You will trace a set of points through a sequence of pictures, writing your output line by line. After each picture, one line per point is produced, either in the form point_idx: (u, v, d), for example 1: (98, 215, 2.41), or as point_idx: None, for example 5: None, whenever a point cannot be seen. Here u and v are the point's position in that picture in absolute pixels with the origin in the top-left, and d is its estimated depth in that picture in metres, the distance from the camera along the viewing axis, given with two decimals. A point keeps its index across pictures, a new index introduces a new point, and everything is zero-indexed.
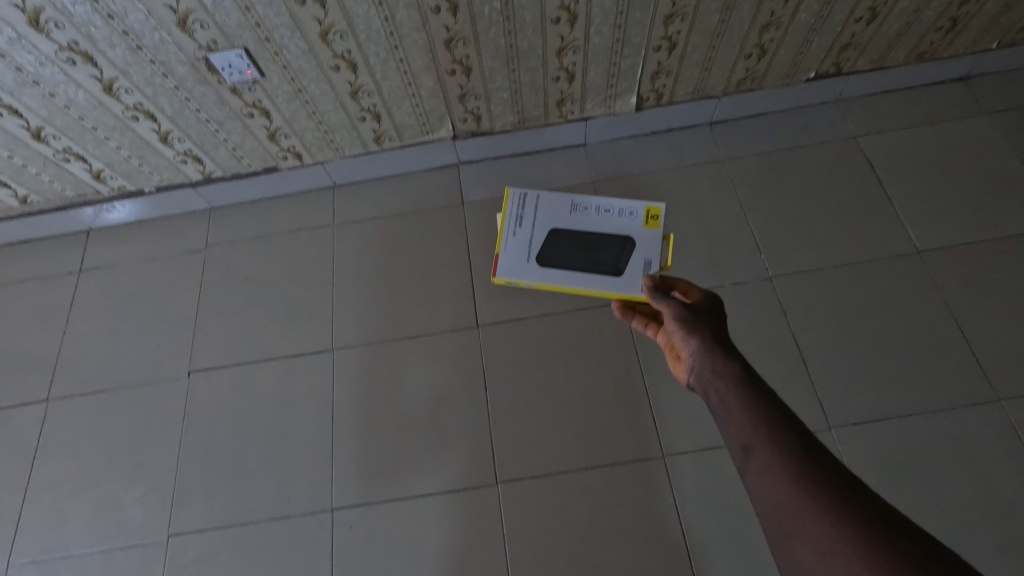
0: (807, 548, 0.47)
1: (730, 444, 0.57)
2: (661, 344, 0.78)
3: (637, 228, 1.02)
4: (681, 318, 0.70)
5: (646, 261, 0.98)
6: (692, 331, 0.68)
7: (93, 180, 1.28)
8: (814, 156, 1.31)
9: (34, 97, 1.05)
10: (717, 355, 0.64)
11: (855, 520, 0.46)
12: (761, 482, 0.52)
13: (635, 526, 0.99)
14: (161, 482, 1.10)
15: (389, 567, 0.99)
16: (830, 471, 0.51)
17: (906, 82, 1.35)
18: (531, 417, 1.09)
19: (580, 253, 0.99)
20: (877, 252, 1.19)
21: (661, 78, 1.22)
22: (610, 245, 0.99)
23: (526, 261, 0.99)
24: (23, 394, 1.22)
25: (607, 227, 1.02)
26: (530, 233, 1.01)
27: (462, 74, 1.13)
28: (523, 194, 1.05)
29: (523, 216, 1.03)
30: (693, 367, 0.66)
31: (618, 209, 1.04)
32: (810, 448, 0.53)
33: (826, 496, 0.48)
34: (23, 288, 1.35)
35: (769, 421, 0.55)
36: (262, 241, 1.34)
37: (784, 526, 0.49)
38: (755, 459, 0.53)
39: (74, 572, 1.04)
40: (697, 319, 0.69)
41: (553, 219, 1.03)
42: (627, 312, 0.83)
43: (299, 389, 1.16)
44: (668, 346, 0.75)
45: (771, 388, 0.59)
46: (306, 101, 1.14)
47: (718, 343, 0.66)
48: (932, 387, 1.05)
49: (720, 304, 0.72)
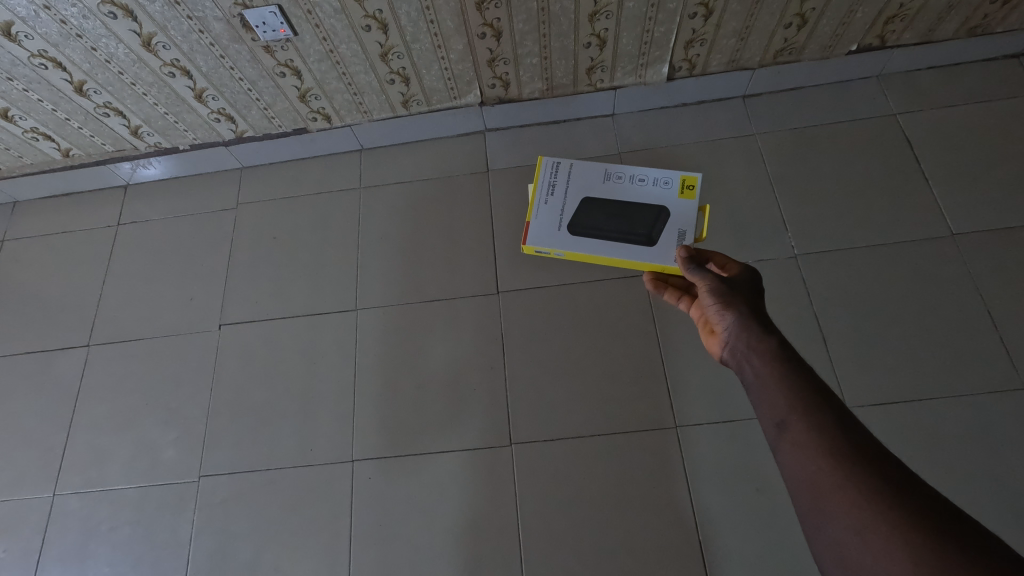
0: (838, 524, 0.47)
1: (763, 418, 0.57)
2: (694, 317, 0.79)
3: (673, 197, 0.92)
4: (716, 292, 0.70)
5: (682, 232, 0.89)
6: (729, 305, 0.68)
7: (131, 136, 1.32)
8: (851, 133, 1.27)
9: (77, 50, 1.08)
10: (753, 331, 0.64)
11: (887, 496, 0.46)
12: (795, 457, 0.52)
13: (643, 491, 1.01)
14: (192, 427, 1.16)
15: (405, 516, 1.04)
16: (866, 448, 0.50)
17: (954, 58, 1.30)
18: (547, 382, 1.11)
19: (614, 224, 0.91)
20: (910, 233, 1.16)
21: (695, 46, 1.19)
22: (644, 216, 0.92)
23: (557, 230, 0.92)
24: (66, 339, 1.29)
25: (641, 196, 0.93)
26: (561, 203, 0.94)
27: (492, 38, 1.12)
28: (555, 161, 0.97)
29: (553, 184, 0.95)
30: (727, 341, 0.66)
31: (653, 178, 0.95)
32: (846, 425, 0.52)
33: (859, 473, 0.48)
34: (65, 239, 1.41)
35: (805, 398, 0.55)
36: (291, 201, 1.37)
37: (815, 500, 0.49)
38: (788, 433, 0.54)
39: (114, 505, 1.11)
40: (733, 294, 0.69)
41: (585, 187, 0.95)
42: (659, 284, 0.87)
43: (324, 345, 1.20)
44: (701, 320, 0.75)
45: (807, 364, 0.59)
46: (337, 62, 1.15)
47: (755, 318, 0.66)
48: (957, 372, 1.04)
49: (757, 278, 0.72)
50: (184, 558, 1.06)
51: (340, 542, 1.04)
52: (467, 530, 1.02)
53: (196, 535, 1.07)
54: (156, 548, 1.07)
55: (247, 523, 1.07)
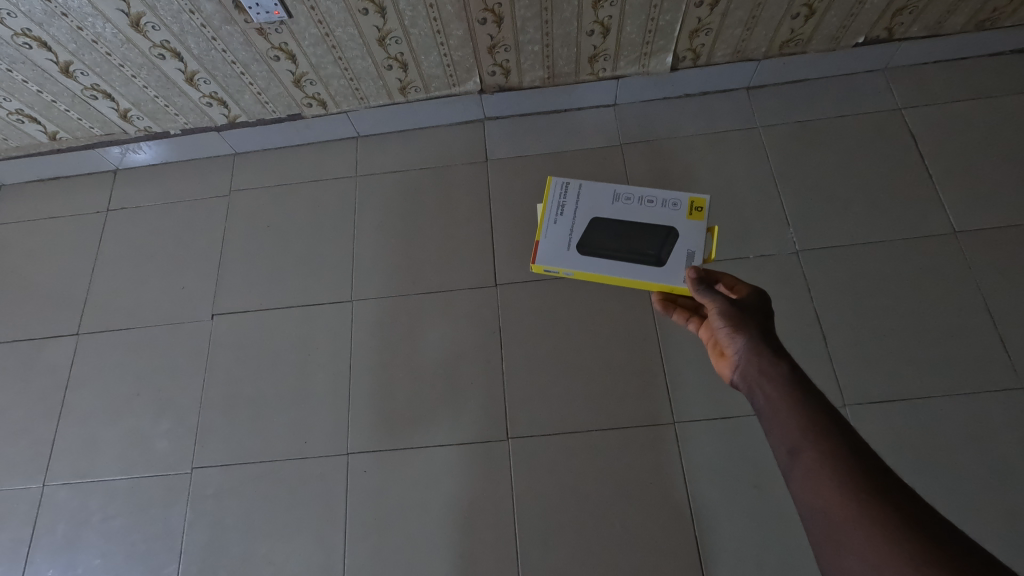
0: (853, 557, 0.46)
1: (775, 446, 0.56)
2: (704, 339, 0.78)
3: (681, 219, 0.93)
4: (726, 315, 0.69)
5: (690, 253, 0.90)
6: (739, 329, 0.67)
7: (120, 120, 1.29)
8: (855, 127, 1.26)
9: (62, 29, 1.04)
10: (765, 355, 0.63)
11: (903, 528, 0.45)
12: (808, 486, 0.51)
13: (640, 487, 1.01)
14: (185, 418, 1.15)
15: (401, 510, 1.03)
16: (882, 477, 0.49)
17: (961, 52, 1.28)
18: (544, 376, 1.10)
19: (623, 244, 0.92)
20: (913, 230, 1.15)
21: (700, 36, 1.16)
22: (653, 238, 0.92)
23: (566, 250, 0.93)
24: (55, 327, 1.26)
25: (649, 218, 0.94)
26: (571, 222, 0.95)
27: (493, 24, 1.09)
28: (564, 183, 0.98)
29: (562, 205, 0.96)
30: (739, 365, 0.65)
31: (662, 200, 0.96)
32: (861, 453, 0.52)
33: (875, 503, 0.47)
34: (53, 224, 1.38)
35: (819, 426, 0.54)
36: (285, 189, 1.34)
37: (830, 531, 0.48)
38: (801, 460, 0.53)
39: (105, 495, 1.10)
40: (744, 316, 0.68)
41: (595, 208, 0.96)
42: (668, 305, 0.83)
43: (319, 336, 1.18)
44: (711, 342, 0.74)
45: (820, 391, 0.58)
46: (333, 46, 1.12)
47: (766, 342, 0.65)
48: (956, 371, 1.03)
49: (768, 300, 0.71)
50: (176, 550, 1.05)
51: (334, 535, 1.03)
52: (463, 524, 1.01)
53: (189, 527, 1.06)
54: (148, 539, 1.06)
55: (241, 515, 1.06)
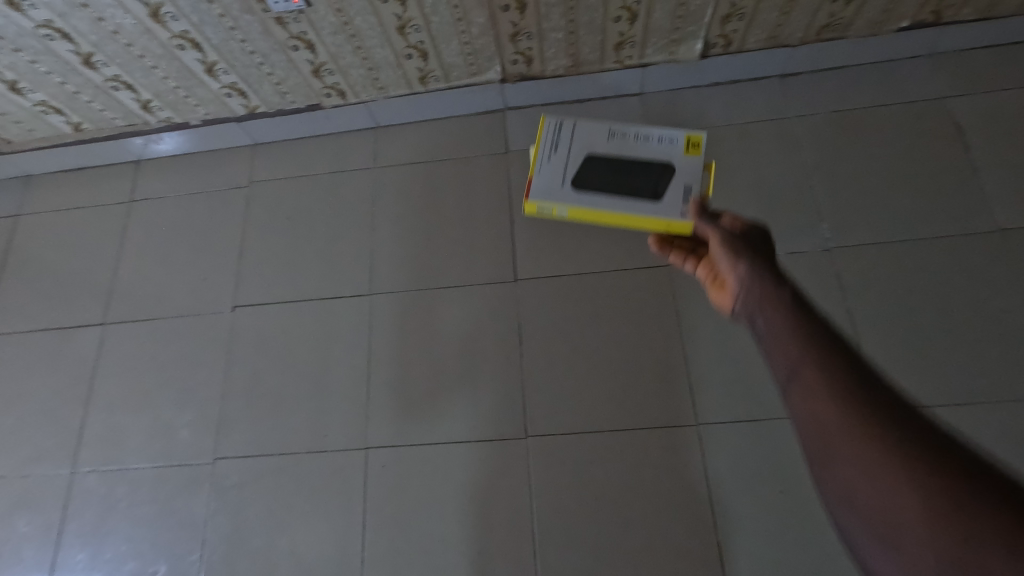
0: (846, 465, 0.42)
1: (767, 348, 0.52)
2: (701, 276, 0.73)
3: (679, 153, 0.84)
4: (729, 243, 0.65)
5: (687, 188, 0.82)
6: (736, 251, 0.62)
7: (141, 111, 1.29)
8: (895, 117, 1.19)
9: (83, 21, 1.03)
10: (761, 272, 0.58)
11: (895, 435, 0.41)
12: (800, 369, 0.47)
13: (661, 489, 0.99)
14: (207, 408, 1.16)
15: (418, 506, 1.03)
16: (876, 380, 0.45)
17: (1012, 36, 1.20)
18: (564, 374, 1.08)
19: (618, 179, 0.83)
20: (955, 227, 1.09)
21: (733, 21, 1.12)
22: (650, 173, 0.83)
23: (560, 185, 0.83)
24: (82, 317, 1.28)
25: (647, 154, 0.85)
26: (565, 160, 0.85)
27: (516, 11, 1.06)
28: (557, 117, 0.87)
29: (556, 141, 0.86)
30: (734, 285, 0.61)
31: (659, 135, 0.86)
32: (854, 354, 0.47)
33: (867, 403, 0.43)
34: (79, 214, 1.40)
35: (813, 326, 0.49)
36: (304, 180, 1.33)
37: (820, 427, 0.44)
38: (792, 348, 0.49)
39: (131, 483, 1.12)
40: (742, 243, 0.63)
41: (590, 143, 0.86)
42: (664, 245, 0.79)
43: (338, 330, 1.18)
44: (709, 274, 0.69)
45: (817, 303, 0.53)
46: (352, 35, 1.10)
47: (764, 263, 0.60)
48: (998, 377, 0.98)
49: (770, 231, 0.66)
50: (200, 538, 1.07)
51: (352, 529, 1.03)
52: (480, 521, 1.01)
53: (211, 516, 1.08)
54: (173, 527, 1.08)
55: (262, 506, 1.07)
